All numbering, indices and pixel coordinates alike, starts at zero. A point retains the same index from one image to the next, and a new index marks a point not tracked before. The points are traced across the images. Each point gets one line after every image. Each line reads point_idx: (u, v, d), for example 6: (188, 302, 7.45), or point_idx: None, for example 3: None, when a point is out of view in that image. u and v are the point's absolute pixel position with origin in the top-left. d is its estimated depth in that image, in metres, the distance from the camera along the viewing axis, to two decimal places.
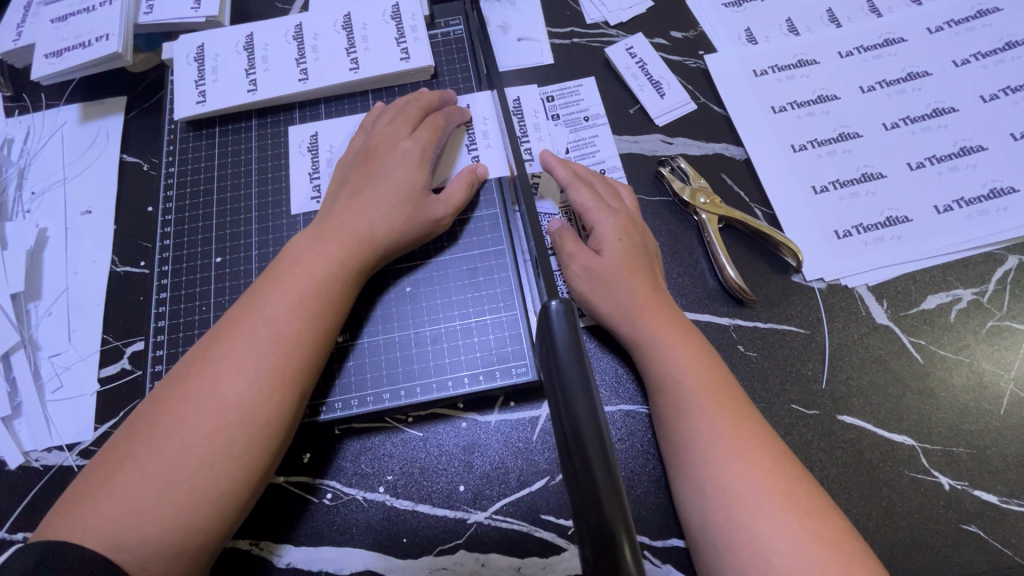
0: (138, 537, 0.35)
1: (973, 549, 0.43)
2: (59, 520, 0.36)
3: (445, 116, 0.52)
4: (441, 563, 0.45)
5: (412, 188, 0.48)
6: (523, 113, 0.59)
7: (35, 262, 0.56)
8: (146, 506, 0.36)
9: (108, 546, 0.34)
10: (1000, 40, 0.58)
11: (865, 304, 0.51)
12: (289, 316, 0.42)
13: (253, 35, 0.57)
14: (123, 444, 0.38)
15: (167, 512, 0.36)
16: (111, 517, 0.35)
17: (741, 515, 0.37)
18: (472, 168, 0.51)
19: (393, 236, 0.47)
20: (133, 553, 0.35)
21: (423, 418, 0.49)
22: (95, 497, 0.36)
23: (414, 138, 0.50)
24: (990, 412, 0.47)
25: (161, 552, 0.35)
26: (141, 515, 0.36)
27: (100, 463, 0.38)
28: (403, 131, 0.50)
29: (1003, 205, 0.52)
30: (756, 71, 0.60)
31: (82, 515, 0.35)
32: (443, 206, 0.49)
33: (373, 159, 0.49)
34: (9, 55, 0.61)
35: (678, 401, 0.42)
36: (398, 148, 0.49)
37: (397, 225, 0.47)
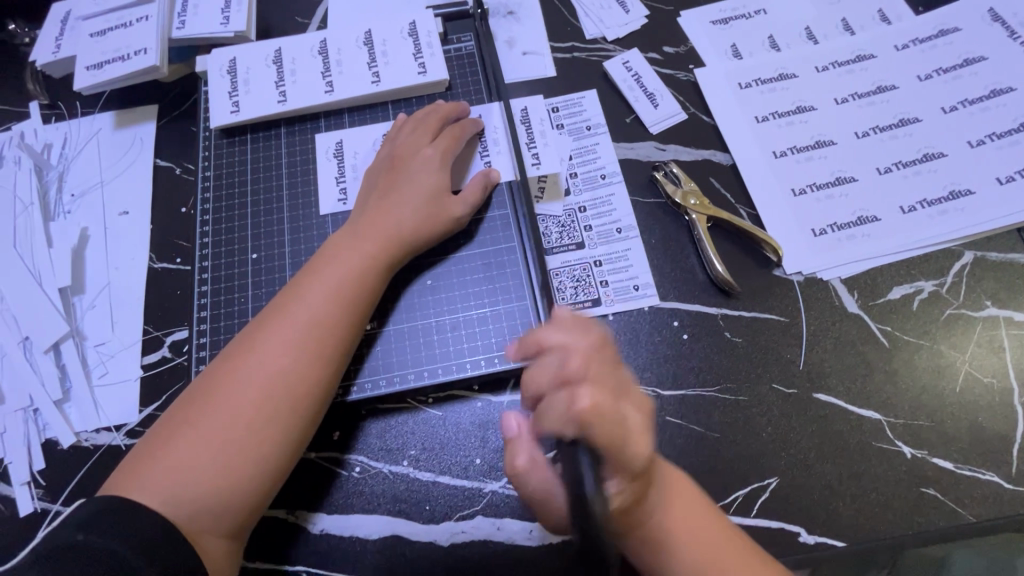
0: (194, 494, 0.41)
1: (931, 508, 0.49)
2: (126, 476, 0.42)
3: (462, 127, 0.58)
4: (460, 527, 0.50)
5: (432, 191, 0.54)
6: (530, 121, 0.64)
7: (78, 259, 0.60)
8: (200, 472, 0.42)
9: (169, 500, 0.41)
10: (959, 57, 0.65)
11: (838, 294, 0.57)
12: (325, 306, 0.47)
13: (281, 49, 0.62)
14: (181, 414, 0.44)
15: (218, 477, 0.42)
16: (171, 476, 0.41)
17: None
18: (486, 173, 0.57)
19: (416, 234, 0.52)
20: (190, 511, 0.41)
21: (442, 398, 0.54)
22: (157, 458, 0.42)
23: (435, 147, 0.55)
24: (947, 389, 0.53)
25: (213, 510, 0.42)
26: (196, 479, 0.42)
27: (160, 430, 0.44)
28: (424, 141, 0.56)
29: (960, 206, 0.59)
30: (741, 84, 0.66)
31: (146, 474, 0.41)
32: (461, 206, 0.54)
33: (398, 166, 0.55)
34: (49, 66, 0.66)
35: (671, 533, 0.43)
36: (420, 156, 0.55)
37: (419, 223, 0.52)
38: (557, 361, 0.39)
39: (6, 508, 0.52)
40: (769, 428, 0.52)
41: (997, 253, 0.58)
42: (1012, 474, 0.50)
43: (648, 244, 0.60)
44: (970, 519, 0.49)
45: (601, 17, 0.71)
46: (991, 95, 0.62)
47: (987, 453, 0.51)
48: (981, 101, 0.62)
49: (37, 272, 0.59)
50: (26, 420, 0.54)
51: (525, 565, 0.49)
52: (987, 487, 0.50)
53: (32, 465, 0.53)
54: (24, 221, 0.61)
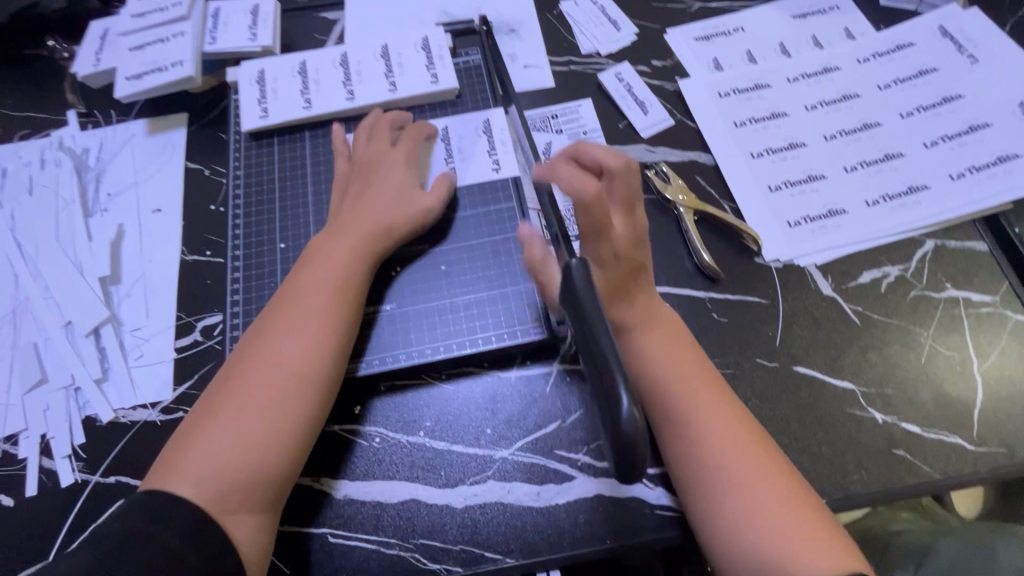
0: (223, 476, 0.46)
1: (901, 467, 0.54)
2: (161, 472, 0.47)
3: (416, 131, 0.64)
4: (473, 491, 0.54)
5: (400, 191, 0.60)
6: (551, 155, 0.69)
7: (115, 252, 0.65)
8: (225, 460, 0.47)
9: (201, 485, 0.46)
10: (915, 68, 0.72)
11: (813, 278, 0.63)
12: (319, 300, 0.53)
13: (305, 61, 0.68)
14: (204, 411, 0.49)
15: (241, 461, 0.47)
16: (201, 465, 0.47)
17: (765, 546, 0.45)
18: (444, 172, 0.63)
19: (390, 228, 0.58)
20: (218, 493, 0.46)
21: (455, 374, 0.59)
22: (187, 452, 0.47)
23: (393, 152, 0.62)
24: (914, 362, 0.59)
25: (238, 490, 0.47)
26: (220, 466, 0.47)
27: (186, 428, 0.49)
28: (386, 147, 0.63)
29: (919, 199, 0.65)
30: (721, 93, 0.73)
31: (180, 467, 0.47)
32: (428, 200, 0.61)
33: (366, 170, 0.61)
34: (89, 77, 0.71)
35: (682, 434, 0.50)
36: (382, 161, 0.62)
37: (393, 219, 0.58)
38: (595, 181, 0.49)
39: (49, 479, 0.56)
40: (754, 399, 0.57)
41: (955, 241, 0.64)
42: (973, 436, 0.55)
43: None
44: (937, 477, 0.54)
45: (594, 34, 0.78)
46: (944, 102, 0.69)
47: (950, 417, 0.56)
48: (935, 107, 0.69)
49: (77, 263, 0.64)
50: (69, 398, 0.58)
51: (534, 525, 0.53)
52: (951, 448, 0.55)
53: (73, 440, 0.57)
54: (65, 218, 0.66)
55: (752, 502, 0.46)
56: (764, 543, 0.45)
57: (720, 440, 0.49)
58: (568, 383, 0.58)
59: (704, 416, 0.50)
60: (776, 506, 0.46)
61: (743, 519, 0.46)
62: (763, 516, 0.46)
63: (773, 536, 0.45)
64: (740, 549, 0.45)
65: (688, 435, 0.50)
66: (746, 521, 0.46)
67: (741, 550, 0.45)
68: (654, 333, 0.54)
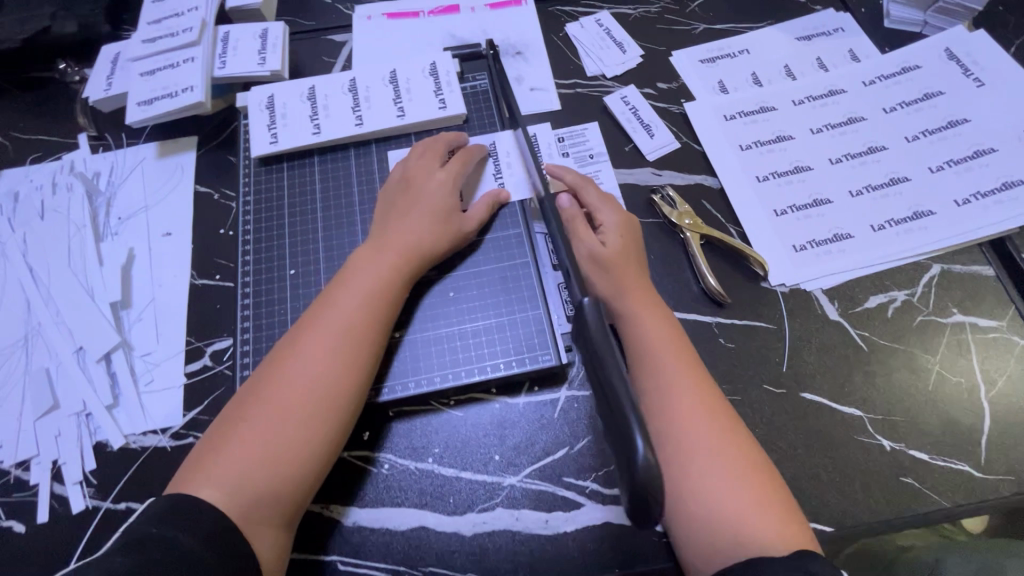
0: (248, 487, 0.46)
1: (909, 495, 0.54)
2: (188, 476, 0.47)
3: (470, 151, 0.64)
4: (482, 518, 0.55)
5: (447, 210, 0.60)
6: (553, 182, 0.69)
7: (126, 277, 0.66)
8: (251, 471, 0.46)
9: (227, 494, 0.45)
10: (920, 92, 0.72)
11: (820, 303, 0.63)
12: (353, 317, 0.52)
13: (314, 86, 0.69)
14: (234, 418, 0.49)
15: (267, 473, 0.46)
16: (228, 473, 0.46)
17: (705, 501, 0.49)
18: (495, 194, 0.64)
19: (434, 250, 0.58)
20: (243, 504, 0.45)
21: (463, 400, 0.59)
22: (215, 458, 0.47)
23: (445, 170, 0.62)
24: (922, 389, 0.59)
25: (263, 503, 0.46)
26: (248, 476, 0.46)
27: (216, 432, 0.49)
28: (435, 165, 0.62)
29: (925, 223, 0.65)
30: (726, 116, 0.74)
31: (207, 473, 0.46)
32: (470, 223, 0.61)
33: (411, 187, 0.61)
34: (100, 102, 0.72)
35: (651, 396, 0.53)
36: (432, 179, 0.61)
37: (437, 240, 0.58)
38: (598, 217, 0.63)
39: (60, 505, 0.56)
40: (761, 425, 0.57)
41: (961, 266, 0.64)
42: (980, 463, 0.56)
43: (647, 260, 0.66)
44: (945, 504, 0.54)
45: (600, 56, 0.79)
46: (949, 125, 0.70)
47: (958, 444, 0.56)
48: (940, 131, 0.70)
49: (89, 288, 0.64)
50: (80, 424, 0.59)
51: (542, 553, 0.53)
52: (959, 476, 0.55)
53: (84, 465, 0.57)
54: (77, 242, 0.67)
55: (704, 463, 0.50)
56: (709, 499, 0.49)
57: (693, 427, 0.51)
58: (576, 410, 0.58)
59: (674, 383, 0.53)
60: (726, 469, 0.50)
61: (693, 476, 0.50)
62: (713, 476, 0.49)
63: (723, 501, 0.49)
64: (687, 503, 0.49)
65: (657, 401, 0.53)
66: (694, 479, 0.50)
67: (687, 504, 0.49)
68: (651, 315, 0.57)
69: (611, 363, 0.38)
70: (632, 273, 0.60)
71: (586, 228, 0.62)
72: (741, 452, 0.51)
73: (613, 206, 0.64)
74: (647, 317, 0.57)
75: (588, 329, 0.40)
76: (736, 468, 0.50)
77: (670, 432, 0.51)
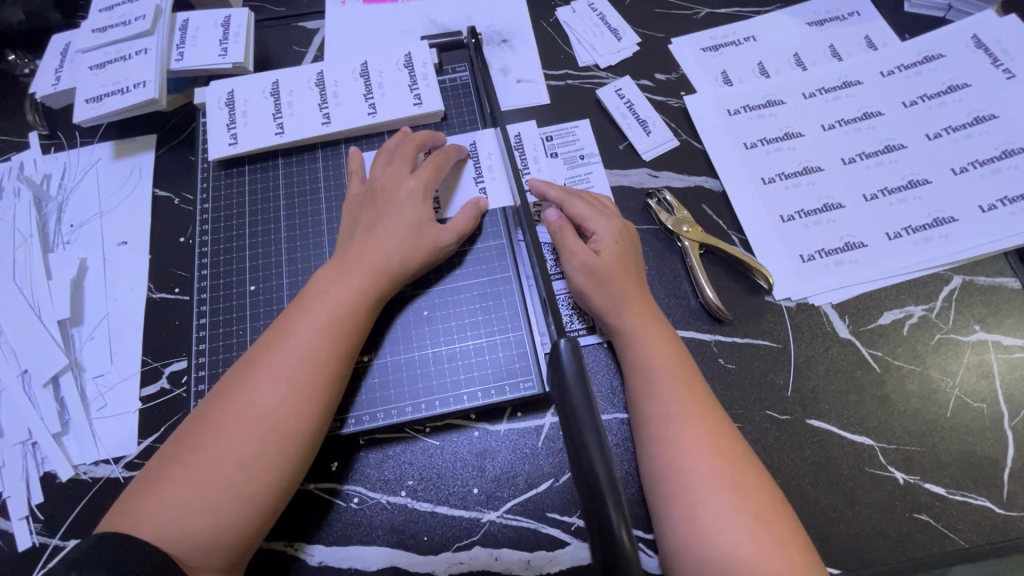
0: (185, 530, 0.42)
1: (925, 534, 0.50)
2: (121, 514, 0.42)
3: (445, 154, 0.58)
4: (458, 558, 0.50)
5: (417, 223, 0.54)
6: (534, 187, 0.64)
7: (77, 291, 0.61)
8: (189, 512, 0.42)
9: (160, 537, 0.41)
10: (943, 84, 0.66)
11: (829, 319, 0.58)
12: (315, 342, 0.48)
13: (278, 81, 0.63)
14: (176, 451, 0.45)
15: (206, 515, 0.42)
16: (164, 514, 0.42)
17: (702, 532, 0.43)
18: (475, 202, 0.58)
19: (407, 266, 0.53)
20: (177, 550, 0.41)
21: (439, 428, 0.54)
22: (151, 496, 0.43)
23: (416, 177, 0.56)
24: (940, 415, 0.54)
25: (200, 548, 0.42)
26: (185, 517, 0.42)
27: (156, 467, 0.45)
28: (405, 171, 0.57)
29: (946, 231, 0.60)
30: (730, 110, 0.67)
31: (142, 512, 0.42)
32: (448, 234, 0.55)
33: (380, 197, 0.55)
34: (48, 98, 0.66)
35: (654, 431, 0.48)
36: (402, 187, 0.55)
37: (406, 256, 0.53)
38: (591, 226, 0.57)
39: (5, 542, 0.52)
40: (763, 456, 0.53)
41: (985, 277, 0.59)
42: (1003, 498, 0.51)
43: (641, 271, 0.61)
44: (963, 545, 0.50)
45: (593, 44, 0.72)
46: (974, 122, 0.64)
47: (978, 477, 0.52)
48: (964, 128, 0.63)
49: (36, 304, 0.60)
50: (26, 453, 0.54)
51: None
52: (980, 513, 0.50)
53: (31, 499, 0.53)
54: (24, 252, 0.62)
55: (714, 505, 0.44)
56: (716, 548, 0.42)
57: (690, 449, 0.46)
58: (561, 438, 0.54)
59: (679, 414, 0.48)
60: (739, 514, 0.43)
61: (702, 521, 0.44)
62: (722, 522, 0.43)
63: (720, 533, 0.43)
64: (683, 541, 0.44)
65: (652, 424, 0.48)
66: (696, 524, 0.44)
67: (697, 552, 0.43)
68: (656, 342, 0.52)
69: (583, 410, 0.34)
70: (631, 291, 0.54)
71: (574, 237, 0.57)
72: (755, 493, 0.45)
73: (609, 214, 0.58)
74: (650, 344, 0.52)
75: (565, 380, 0.36)
76: (750, 511, 0.44)
77: (676, 471, 0.46)
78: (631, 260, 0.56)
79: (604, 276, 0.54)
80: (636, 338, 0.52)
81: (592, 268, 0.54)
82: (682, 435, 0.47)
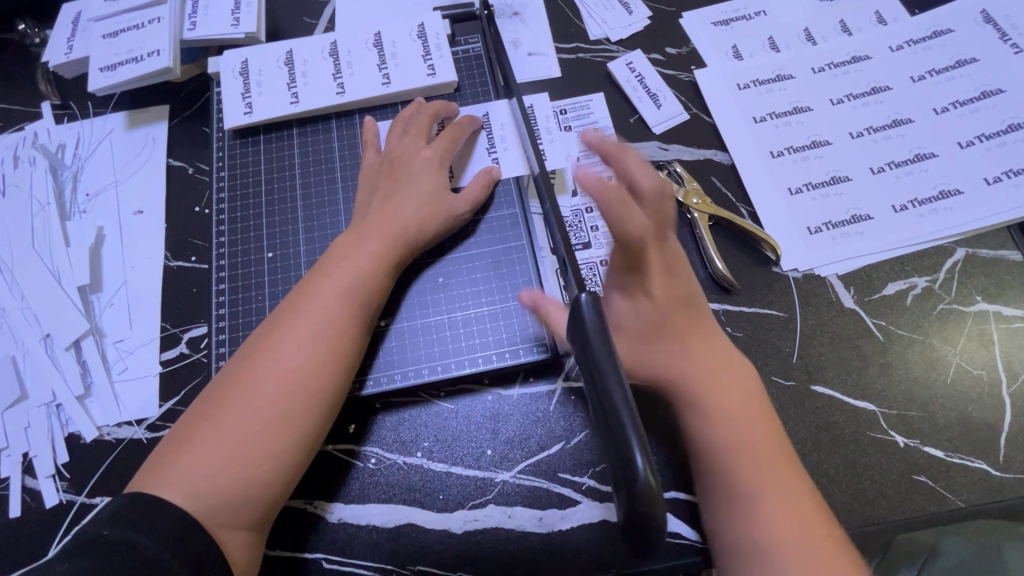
0: (215, 487, 0.43)
1: (922, 494, 0.52)
2: (150, 475, 0.44)
3: (460, 125, 0.59)
4: (473, 515, 0.52)
5: (433, 192, 0.55)
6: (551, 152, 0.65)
7: (95, 258, 0.62)
8: (219, 470, 0.43)
9: (191, 494, 0.43)
10: (951, 59, 0.67)
11: (835, 290, 0.59)
12: (335, 307, 0.49)
13: (291, 51, 0.64)
14: (202, 413, 0.46)
15: (234, 474, 0.44)
16: (195, 473, 0.43)
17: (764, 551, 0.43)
18: (488, 170, 0.59)
19: (422, 233, 0.54)
20: (207, 506, 0.43)
21: (454, 392, 0.56)
22: (180, 456, 0.44)
23: (432, 147, 0.57)
24: (939, 380, 0.55)
25: (230, 505, 0.43)
26: (213, 476, 0.43)
27: (183, 428, 0.46)
28: (422, 142, 0.57)
29: (951, 204, 0.61)
30: (739, 85, 0.68)
31: (172, 471, 0.43)
32: (462, 203, 0.56)
33: (398, 167, 0.56)
34: (61, 67, 0.67)
35: (707, 448, 0.47)
36: (419, 157, 0.56)
37: (423, 223, 0.54)
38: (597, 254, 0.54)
39: (32, 499, 0.53)
40: None
41: (987, 250, 0.60)
42: (999, 461, 0.53)
43: None
44: (959, 505, 0.51)
45: (604, 18, 0.72)
46: (982, 97, 0.64)
47: (976, 441, 0.53)
48: (972, 103, 0.64)
49: (56, 271, 0.61)
50: (50, 414, 0.56)
51: (537, 553, 0.51)
52: (976, 474, 0.52)
53: (56, 458, 0.55)
54: (41, 221, 0.63)
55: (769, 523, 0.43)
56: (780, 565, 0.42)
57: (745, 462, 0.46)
58: (572, 402, 0.55)
59: (731, 431, 0.47)
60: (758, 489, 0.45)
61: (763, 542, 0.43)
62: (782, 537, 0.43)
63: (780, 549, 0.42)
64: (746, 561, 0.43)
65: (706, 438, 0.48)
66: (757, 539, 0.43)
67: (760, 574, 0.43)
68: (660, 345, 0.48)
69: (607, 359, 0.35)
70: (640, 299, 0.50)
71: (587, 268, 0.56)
72: (773, 466, 0.45)
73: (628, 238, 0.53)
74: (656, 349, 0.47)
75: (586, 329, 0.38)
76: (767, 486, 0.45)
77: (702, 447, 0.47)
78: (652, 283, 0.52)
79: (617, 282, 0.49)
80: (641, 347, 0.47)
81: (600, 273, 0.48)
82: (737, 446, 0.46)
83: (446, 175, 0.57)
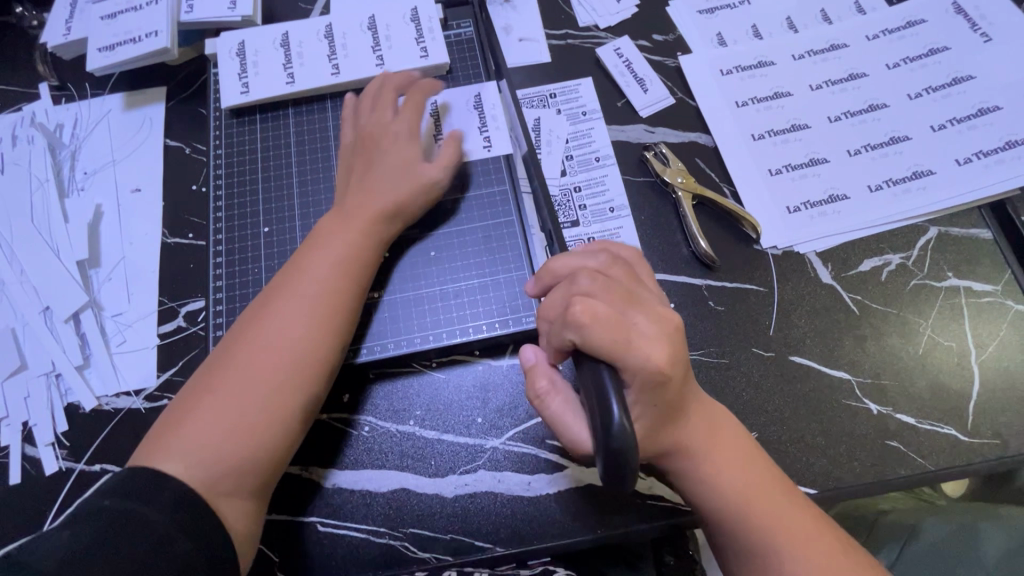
0: (215, 457, 0.45)
1: (895, 459, 0.54)
2: (150, 451, 0.45)
3: (421, 93, 0.60)
4: (464, 480, 0.54)
5: (407, 164, 0.57)
6: (540, 132, 0.67)
7: (94, 235, 0.63)
8: (218, 440, 0.45)
9: (191, 465, 0.44)
10: (925, 46, 0.69)
11: (813, 266, 0.61)
12: (326, 281, 0.51)
13: (287, 33, 0.65)
14: (199, 389, 0.47)
15: (233, 442, 0.45)
16: (194, 445, 0.45)
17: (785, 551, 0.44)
18: (453, 135, 0.60)
19: (402, 206, 0.55)
20: (207, 475, 0.44)
21: (445, 362, 0.58)
22: (178, 430, 0.45)
23: (400, 119, 0.58)
24: (910, 351, 0.58)
25: (230, 473, 0.45)
26: (212, 446, 0.45)
27: (180, 405, 0.47)
28: (390, 115, 0.59)
29: (923, 184, 0.63)
30: (722, 71, 0.70)
31: (172, 445, 0.45)
32: (435, 170, 0.57)
33: (372, 141, 0.58)
34: (59, 48, 0.68)
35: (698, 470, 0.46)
36: (391, 131, 0.58)
37: (402, 196, 0.55)
38: (568, 284, 0.46)
39: (32, 467, 0.55)
40: (748, 389, 0.57)
41: (959, 228, 0.62)
42: (967, 427, 0.55)
43: (637, 221, 0.64)
44: (929, 468, 0.54)
45: (593, 5, 0.74)
46: (954, 82, 0.67)
47: (945, 408, 0.56)
48: (944, 88, 0.67)
49: (55, 246, 0.62)
50: (50, 384, 0.57)
51: (525, 516, 0.53)
52: (946, 440, 0.55)
53: (56, 427, 0.56)
54: (40, 198, 0.64)
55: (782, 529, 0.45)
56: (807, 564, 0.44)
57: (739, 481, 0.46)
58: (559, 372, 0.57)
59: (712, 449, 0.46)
60: (733, 491, 0.45)
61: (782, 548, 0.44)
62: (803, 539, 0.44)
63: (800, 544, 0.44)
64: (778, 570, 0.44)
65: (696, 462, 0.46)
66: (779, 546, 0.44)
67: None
68: (665, 332, 0.43)
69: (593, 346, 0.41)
70: (642, 291, 0.46)
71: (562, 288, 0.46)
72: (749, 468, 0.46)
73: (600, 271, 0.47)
74: (657, 335, 0.43)
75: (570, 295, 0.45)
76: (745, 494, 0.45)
77: (685, 454, 0.46)
78: (635, 319, 0.43)
79: (610, 281, 0.45)
80: (642, 343, 0.42)
81: (586, 282, 0.45)
82: (729, 467, 0.46)
83: (417, 145, 0.58)
